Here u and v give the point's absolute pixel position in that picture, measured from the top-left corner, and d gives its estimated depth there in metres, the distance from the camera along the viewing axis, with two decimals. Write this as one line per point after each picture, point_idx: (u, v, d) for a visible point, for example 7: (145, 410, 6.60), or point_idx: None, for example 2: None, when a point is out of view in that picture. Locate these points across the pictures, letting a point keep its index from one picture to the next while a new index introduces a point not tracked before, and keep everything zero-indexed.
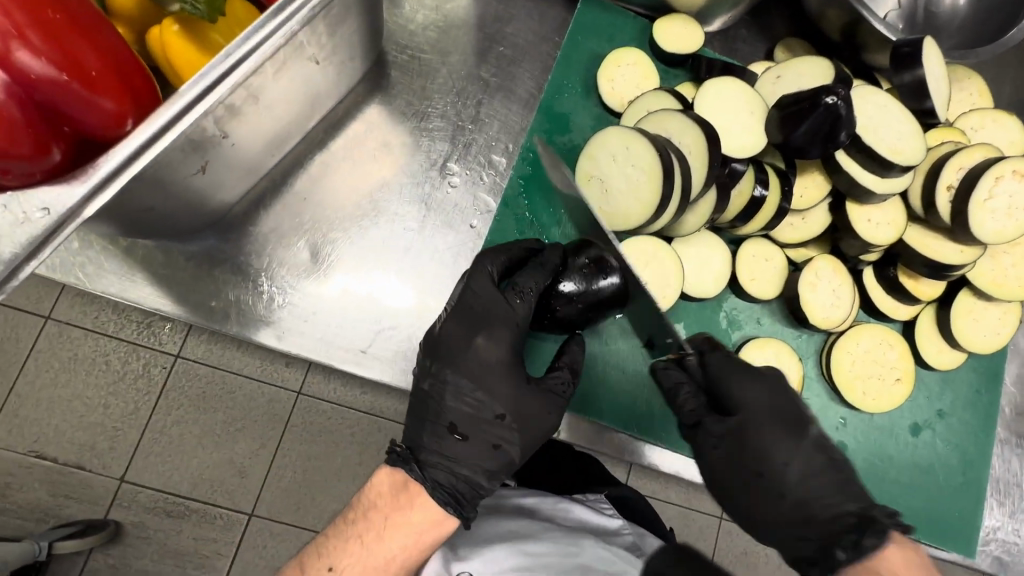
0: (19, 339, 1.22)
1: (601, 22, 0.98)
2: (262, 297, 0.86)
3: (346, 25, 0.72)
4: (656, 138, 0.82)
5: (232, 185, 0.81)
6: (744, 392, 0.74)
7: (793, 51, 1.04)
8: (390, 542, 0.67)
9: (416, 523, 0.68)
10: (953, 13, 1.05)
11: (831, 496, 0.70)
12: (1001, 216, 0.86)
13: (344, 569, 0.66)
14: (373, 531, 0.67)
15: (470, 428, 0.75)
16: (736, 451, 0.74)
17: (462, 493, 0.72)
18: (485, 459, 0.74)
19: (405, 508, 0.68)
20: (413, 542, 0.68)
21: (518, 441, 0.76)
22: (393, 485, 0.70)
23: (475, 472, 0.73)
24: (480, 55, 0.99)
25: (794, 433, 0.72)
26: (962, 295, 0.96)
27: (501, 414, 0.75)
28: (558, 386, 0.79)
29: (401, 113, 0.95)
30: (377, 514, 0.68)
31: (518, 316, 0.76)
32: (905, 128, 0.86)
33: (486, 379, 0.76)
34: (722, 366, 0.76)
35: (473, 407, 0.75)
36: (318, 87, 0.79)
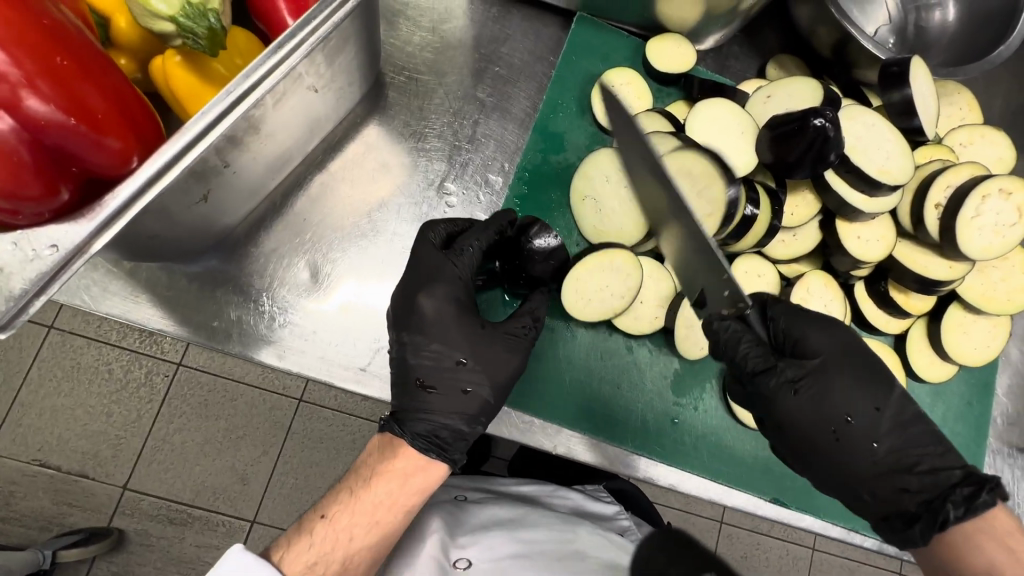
0: (23, 348, 1.33)
1: (596, 42, 1.01)
2: (263, 317, 0.87)
3: (344, 55, 0.74)
4: None
5: (235, 208, 0.82)
6: (816, 339, 0.81)
7: (785, 68, 1.07)
8: (376, 488, 0.69)
9: (401, 467, 0.72)
10: (943, 29, 1.13)
11: (920, 443, 0.77)
12: (988, 233, 0.86)
13: (335, 516, 0.67)
14: (361, 480, 0.70)
15: (438, 381, 0.79)
16: (821, 398, 0.79)
17: (443, 438, 0.77)
18: (456, 403, 0.78)
19: (388, 458, 0.72)
20: (398, 487, 0.70)
21: (486, 383, 0.79)
22: (382, 444, 0.74)
23: (451, 417, 0.77)
24: (476, 75, 1.01)
25: (876, 382, 0.80)
26: (952, 309, 0.98)
27: (461, 359, 0.79)
28: (519, 330, 0.81)
29: (399, 133, 0.97)
30: (365, 469, 0.71)
31: (459, 273, 0.81)
32: (893, 148, 0.87)
33: (439, 330, 0.79)
34: (793, 316, 0.83)
35: (433, 359, 0.79)
36: (318, 111, 0.81)
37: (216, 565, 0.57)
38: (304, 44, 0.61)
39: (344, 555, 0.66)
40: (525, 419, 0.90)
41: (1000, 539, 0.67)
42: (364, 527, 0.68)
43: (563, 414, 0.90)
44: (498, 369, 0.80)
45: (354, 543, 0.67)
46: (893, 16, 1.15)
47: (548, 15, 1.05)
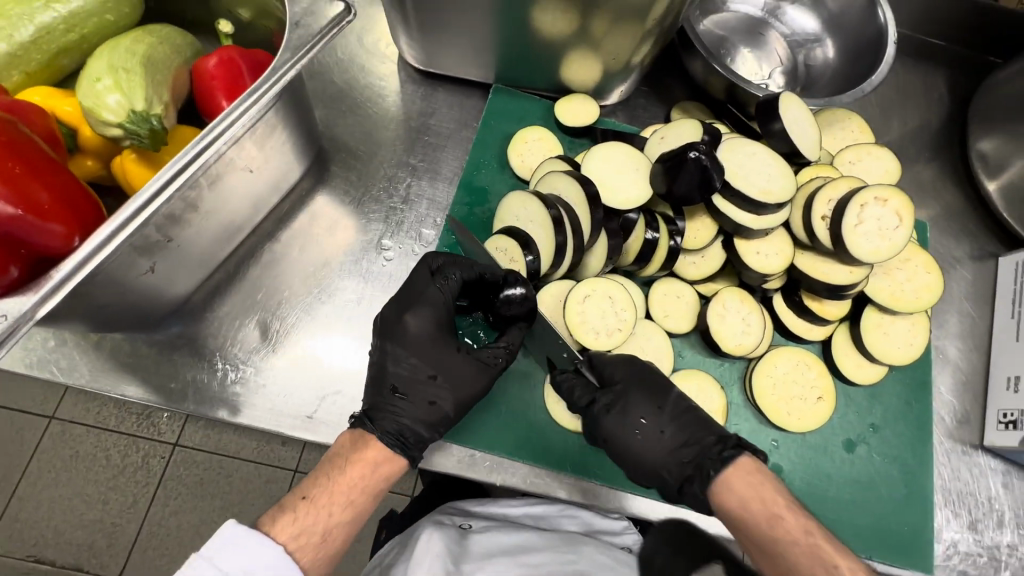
0: (26, 441, 1.45)
1: (511, 107, 1.15)
2: (216, 376, 0.94)
3: (274, 138, 0.87)
4: (544, 196, 0.92)
5: (185, 279, 0.91)
6: (614, 368, 0.90)
7: (690, 111, 1.22)
8: (353, 472, 0.75)
9: (374, 453, 0.77)
10: (826, 64, 1.29)
11: (695, 430, 0.84)
12: (874, 237, 0.93)
13: (316, 497, 0.71)
14: (336, 466, 0.74)
15: (408, 388, 0.86)
16: (619, 410, 0.85)
17: (408, 438, 0.82)
18: (422, 413, 0.84)
19: (362, 446, 0.78)
20: (368, 473, 0.76)
21: (451, 399, 0.86)
22: (353, 438, 0.79)
23: (414, 420, 0.83)
24: (409, 144, 1.15)
25: (658, 392, 0.87)
26: (868, 312, 1.03)
27: (433, 374, 0.87)
28: (487, 358, 0.87)
29: (343, 201, 1.09)
30: (340, 457, 0.76)
31: (444, 298, 0.88)
32: (773, 172, 0.96)
33: (419, 346, 0.87)
34: (604, 358, 0.92)
35: (409, 371, 0.87)
36: (259, 190, 0.93)
37: (212, 542, 0.64)
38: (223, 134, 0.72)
39: (324, 530, 0.70)
40: (466, 453, 0.94)
41: (752, 490, 0.74)
42: (341, 509, 0.72)
43: (500, 445, 0.93)
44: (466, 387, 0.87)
45: (334, 519, 0.71)
46: (784, 57, 1.30)
47: (470, 89, 1.20)
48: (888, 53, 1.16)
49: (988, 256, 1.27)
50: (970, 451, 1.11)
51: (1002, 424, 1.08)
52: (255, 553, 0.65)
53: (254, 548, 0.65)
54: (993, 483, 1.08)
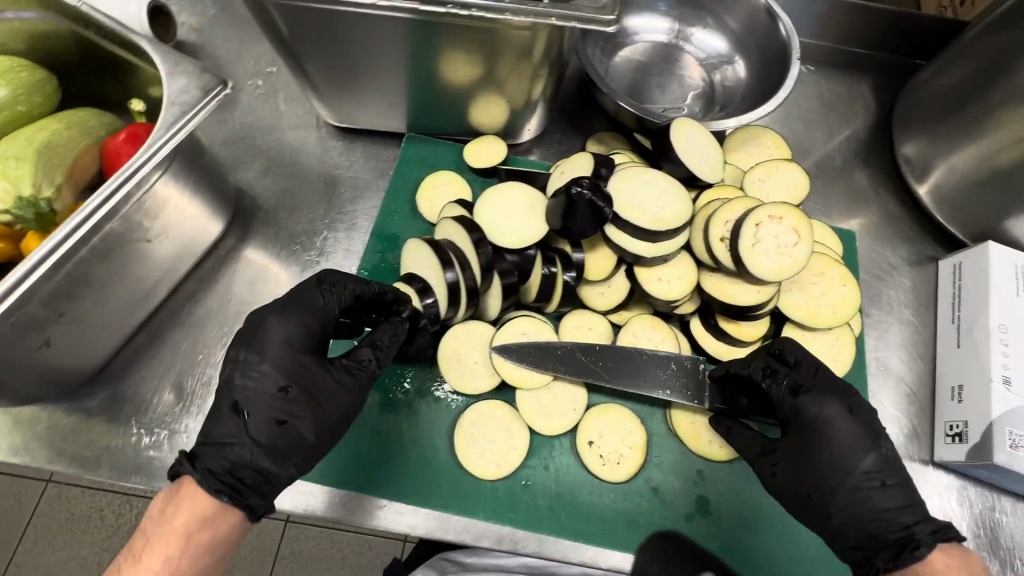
0: (23, 505, 1.53)
1: (423, 153, 1.18)
2: (132, 440, 0.96)
3: (169, 208, 0.91)
4: (436, 242, 0.94)
5: (96, 347, 0.94)
6: (828, 413, 0.85)
7: (607, 142, 1.23)
8: (155, 553, 0.68)
9: (181, 528, 0.69)
10: (738, 83, 1.31)
11: (891, 513, 0.80)
12: (774, 256, 0.92)
13: None
14: (139, 547, 0.69)
15: (255, 406, 0.80)
16: (798, 470, 0.86)
17: (241, 478, 0.76)
18: (267, 435, 0.79)
19: (169, 516, 0.70)
20: (175, 549, 0.68)
21: (306, 421, 0.81)
22: (166, 500, 0.72)
23: (252, 452, 0.77)
24: (328, 197, 1.19)
25: (868, 446, 0.84)
26: (787, 331, 1.02)
27: (286, 388, 0.81)
28: (358, 367, 0.85)
29: (265, 258, 1.13)
30: (144, 534, 0.70)
31: (321, 305, 0.86)
32: (668, 199, 0.96)
33: (275, 355, 0.82)
34: (792, 393, 0.88)
35: (257, 382, 0.81)
36: (166, 256, 0.97)
37: None
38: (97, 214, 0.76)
39: None
40: (378, 502, 0.91)
41: None
42: None
43: (411, 493, 0.92)
44: (330, 410, 0.83)
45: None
46: (698, 81, 1.33)
47: (387, 139, 1.24)
48: (793, 65, 1.16)
49: (928, 259, 1.24)
50: (921, 467, 1.05)
51: (950, 438, 1.03)
52: None
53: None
54: (950, 501, 1.03)
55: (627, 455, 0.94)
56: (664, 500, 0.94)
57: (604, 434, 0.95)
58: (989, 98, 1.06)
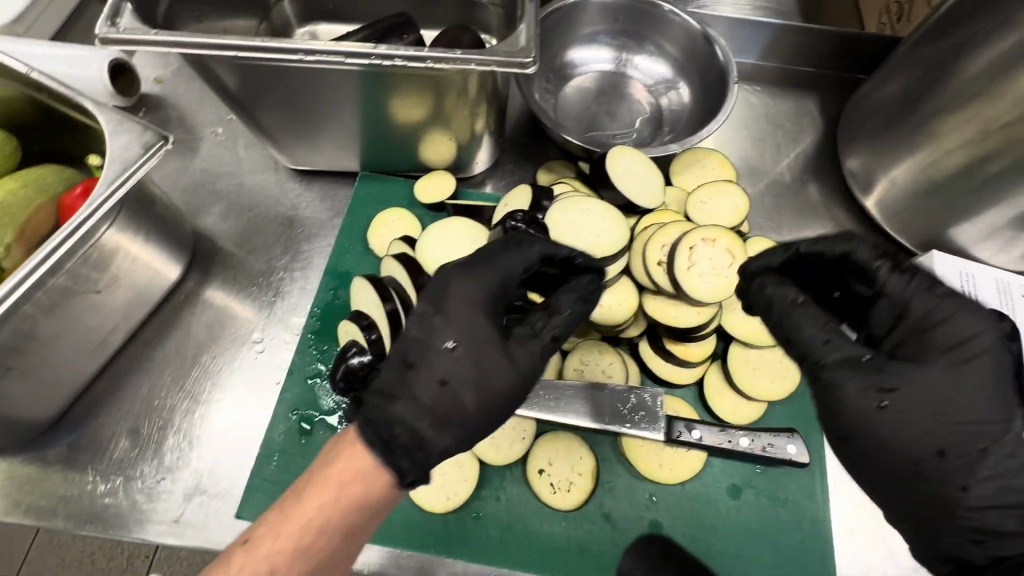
0: (12, 553, 1.53)
1: (376, 191, 1.22)
2: (88, 489, 0.97)
3: (118, 259, 0.94)
4: (379, 280, 0.97)
5: (50, 398, 0.96)
6: (962, 329, 0.68)
7: (556, 169, 1.25)
8: (316, 497, 0.67)
9: (333, 475, 0.68)
10: (683, 107, 1.34)
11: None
12: (710, 277, 0.94)
13: (254, 542, 0.68)
14: (298, 488, 0.69)
15: (417, 357, 0.73)
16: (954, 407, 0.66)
17: (400, 440, 0.69)
18: (432, 396, 0.71)
19: (329, 462, 0.69)
20: (336, 496, 0.68)
21: (471, 387, 0.72)
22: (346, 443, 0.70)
23: (413, 412, 0.70)
24: (285, 238, 1.22)
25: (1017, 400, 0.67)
26: (734, 350, 1.03)
27: (452, 344, 0.72)
28: (536, 326, 0.77)
29: (223, 299, 1.15)
30: (313, 477, 0.69)
31: (488, 270, 0.76)
32: (603, 227, 0.99)
33: (452, 312, 0.74)
34: (930, 300, 0.70)
35: (422, 334, 0.74)
36: (118, 305, 0.99)
37: None
38: (34, 272, 0.78)
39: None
40: None
41: None
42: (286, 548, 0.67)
43: None
44: (529, 370, 0.75)
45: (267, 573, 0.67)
46: (646, 106, 1.36)
47: (343, 179, 1.28)
48: (730, 89, 1.19)
49: None
50: None
51: None
52: None
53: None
54: None
55: (577, 482, 0.95)
56: (615, 527, 0.94)
57: (553, 462, 0.96)
58: (924, 109, 1.07)
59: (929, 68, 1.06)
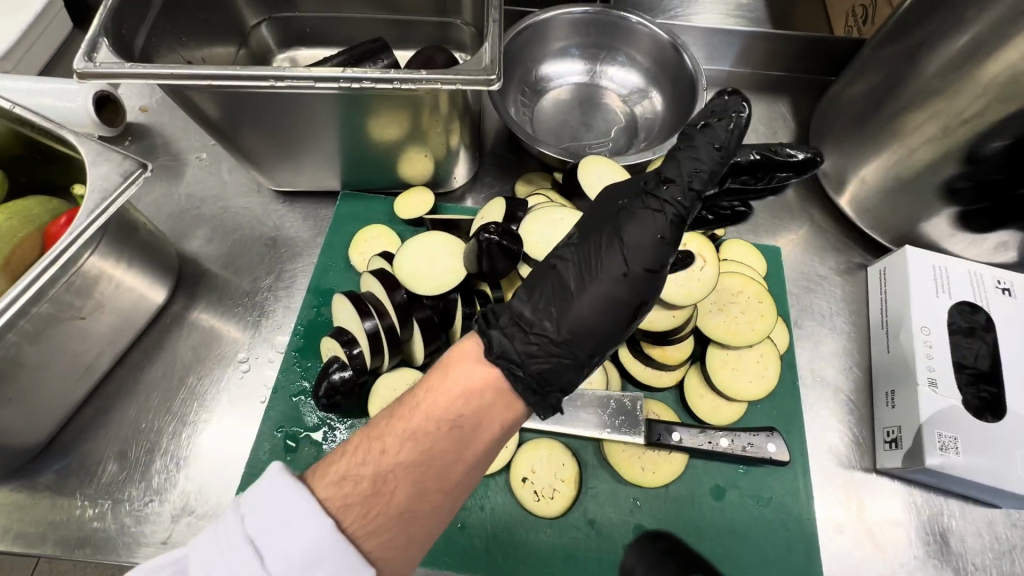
0: None
1: (357, 209, 1.25)
2: (77, 514, 0.98)
3: (102, 286, 0.96)
4: (358, 296, 1.00)
5: (38, 424, 0.97)
6: None
7: (533, 180, 1.28)
8: (446, 385, 0.64)
9: (444, 364, 0.66)
10: (656, 115, 1.37)
11: None
12: (683, 280, 0.95)
13: (359, 446, 0.65)
14: (431, 379, 0.66)
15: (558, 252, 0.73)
16: None
17: (524, 323, 0.69)
18: (546, 282, 0.71)
19: (451, 358, 0.67)
20: (437, 391, 0.64)
21: (574, 271, 0.70)
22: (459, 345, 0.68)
23: (519, 300, 0.71)
24: (270, 257, 1.24)
25: None
26: (712, 351, 1.04)
27: (568, 236, 0.75)
28: (645, 211, 0.71)
29: (208, 320, 1.16)
30: (439, 371, 0.66)
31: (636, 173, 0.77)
32: None
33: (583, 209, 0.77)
34: None
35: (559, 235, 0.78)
36: (104, 331, 1.01)
37: (252, 489, 0.61)
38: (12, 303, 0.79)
39: (384, 471, 0.63)
40: None
41: None
42: (410, 444, 0.63)
43: None
44: (646, 245, 0.69)
45: (389, 456, 0.63)
46: (620, 115, 1.39)
47: (325, 198, 1.31)
48: (699, 96, 1.22)
49: (857, 267, 1.27)
50: (865, 476, 1.05)
51: (887, 444, 1.03)
52: (290, 512, 0.60)
53: (283, 535, 0.59)
54: (896, 507, 1.02)
55: (560, 488, 0.96)
56: (600, 532, 0.94)
57: (537, 470, 0.97)
58: (886, 109, 1.09)
59: (889, 68, 1.07)
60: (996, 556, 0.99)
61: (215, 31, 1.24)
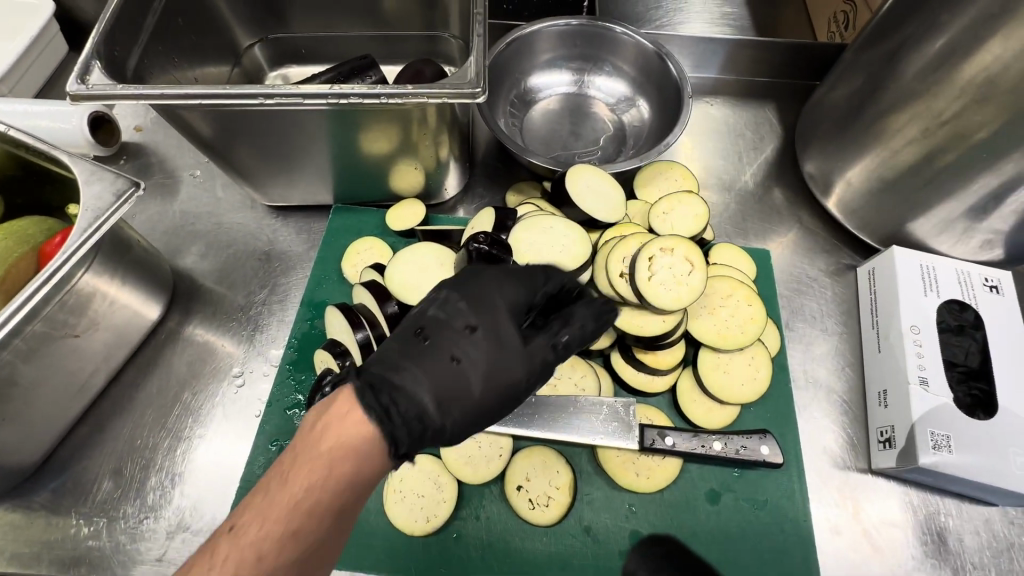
0: None
1: (349, 222, 1.26)
2: (72, 532, 0.98)
3: (95, 304, 0.96)
4: (349, 308, 1.00)
5: (33, 443, 0.97)
6: None
7: (523, 190, 1.29)
8: (325, 468, 0.57)
9: (327, 454, 0.57)
10: (644, 123, 1.39)
11: None
12: (671, 285, 0.96)
13: (226, 550, 0.53)
14: (303, 463, 0.56)
15: (450, 344, 0.71)
16: None
17: (416, 423, 0.65)
18: (441, 374, 0.69)
19: (326, 432, 0.58)
20: (317, 479, 0.56)
21: (480, 368, 0.71)
22: (336, 418, 0.59)
23: (418, 394, 0.67)
24: (264, 272, 1.25)
25: None
26: (704, 354, 1.05)
27: (473, 325, 0.72)
28: (554, 330, 0.77)
29: (202, 336, 1.17)
30: (315, 452, 0.57)
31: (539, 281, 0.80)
32: (565, 244, 1.02)
33: (483, 294, 0.75)
34: None
35: (444, 314, 0.73)
36: (98, 348, 1.02)
37: None
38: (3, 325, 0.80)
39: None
40: None
41: None
42: (288, 539, 0.55)
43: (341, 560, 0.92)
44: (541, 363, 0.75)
45: (262, 567, 0.53)
46: (608, 124, 1.41)
47: (318, 212, 1.32)
48: (686, 103, 1.24)
49: (846, 268, 1.28)
50: (861, 477, 1.05)
51: (881, 444, 1.03)
52: None
53: None
54: (892, 508, 1.02)
55: (555, 496, 0.96)
56: (597, 539, 0.94)
57: (531, 478, 0.97)
58: (868, 113, 1.11)
59: (871, 72, 1.09)
60: (994, 555, 0.99)
61: (207, 51, 1.26)
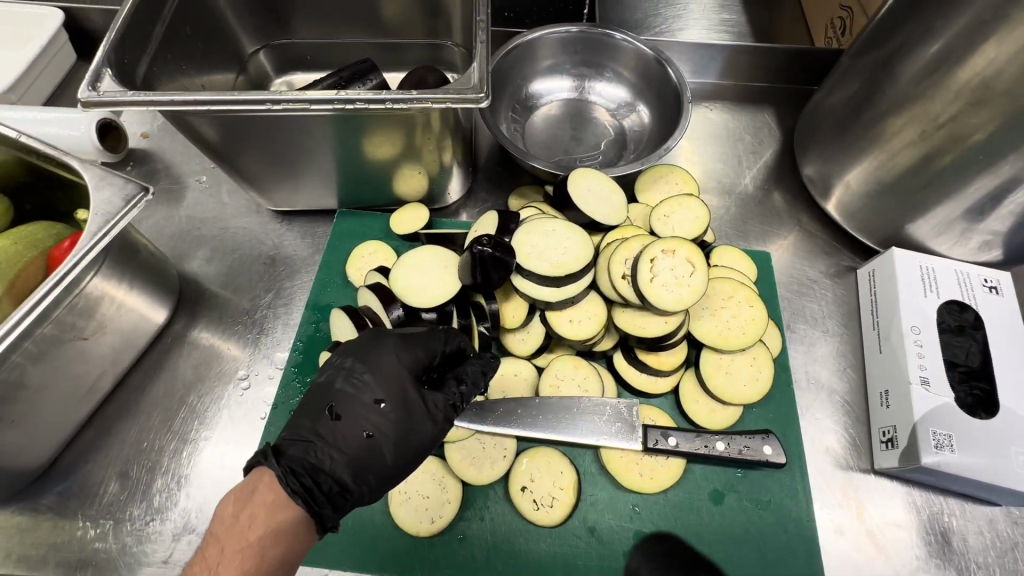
0: None
1: (354, 226, 1.28)
2: (78, 535, 0.98)
3: (103, 307, 0.97)
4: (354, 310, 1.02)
5: (40, 445, 0.98)
6: None
7: (526, 194, 1.30)
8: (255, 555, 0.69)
9: (255, 543, 0.69)
10: (644, 128, 1.41)
11: None
12: (673, 287, 0.97)
13: None
14: (234, 551, 0.68)
15: (349, 414, 0.81)
16: None
17: (320, 491, 0.76)
18: (351, 446, 0.80)
19: (252, 523, 0.70)
20: (250, 563, 0.68)
21: (385, 439, 0.81)
22: (262, 510, 0.71)
23: (336, 463, 0.78)
24: (269, 276, 1.26)
25: None
26: (706, 356, 1.06)
27: (378, 399, 0.83)
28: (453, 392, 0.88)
29: (208, 340, 1.18)
30: (245, 542, 0.68)
31: (438, 346, 0.89)
32: (568, 247, 1.02)
33: (379, 366, 0.85)
34: None
35: (356, 388, 0.83)
36: (105, 351, 1.03)
37: None
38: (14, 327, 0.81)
39: None
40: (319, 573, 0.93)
41: None
42: None
43: (347, 560, 0.93)
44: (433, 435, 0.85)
45: None
46: (609, 129, 1.43)
47: (322, 217, 1.33)
48: (685, 108, 1.25)
49: (847, 270, 1.29)
50: (864, 477, 1.05)
51: (884, 444, 1.03)
52: None
53: None
54: (896, 508, 1.02)
55: (559, 497, 0.96)
56: (601, 540, 0.94)
57: (535, 478, 0.97)
58: (866, 116, 1.12)
59: (867, 76, 1.10)
60: (999, 555, 0.99)
61: (214, 59, 1.28)
